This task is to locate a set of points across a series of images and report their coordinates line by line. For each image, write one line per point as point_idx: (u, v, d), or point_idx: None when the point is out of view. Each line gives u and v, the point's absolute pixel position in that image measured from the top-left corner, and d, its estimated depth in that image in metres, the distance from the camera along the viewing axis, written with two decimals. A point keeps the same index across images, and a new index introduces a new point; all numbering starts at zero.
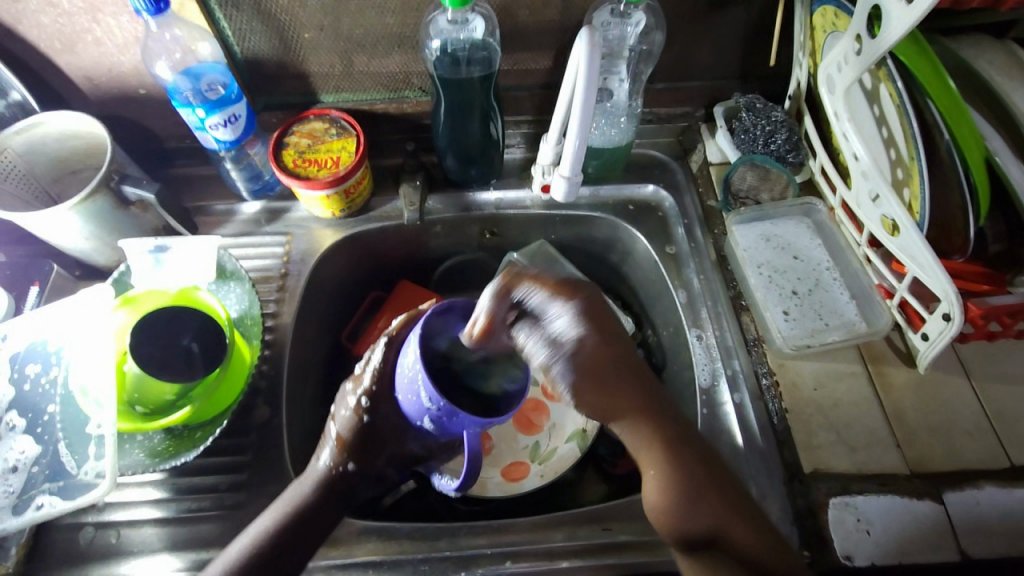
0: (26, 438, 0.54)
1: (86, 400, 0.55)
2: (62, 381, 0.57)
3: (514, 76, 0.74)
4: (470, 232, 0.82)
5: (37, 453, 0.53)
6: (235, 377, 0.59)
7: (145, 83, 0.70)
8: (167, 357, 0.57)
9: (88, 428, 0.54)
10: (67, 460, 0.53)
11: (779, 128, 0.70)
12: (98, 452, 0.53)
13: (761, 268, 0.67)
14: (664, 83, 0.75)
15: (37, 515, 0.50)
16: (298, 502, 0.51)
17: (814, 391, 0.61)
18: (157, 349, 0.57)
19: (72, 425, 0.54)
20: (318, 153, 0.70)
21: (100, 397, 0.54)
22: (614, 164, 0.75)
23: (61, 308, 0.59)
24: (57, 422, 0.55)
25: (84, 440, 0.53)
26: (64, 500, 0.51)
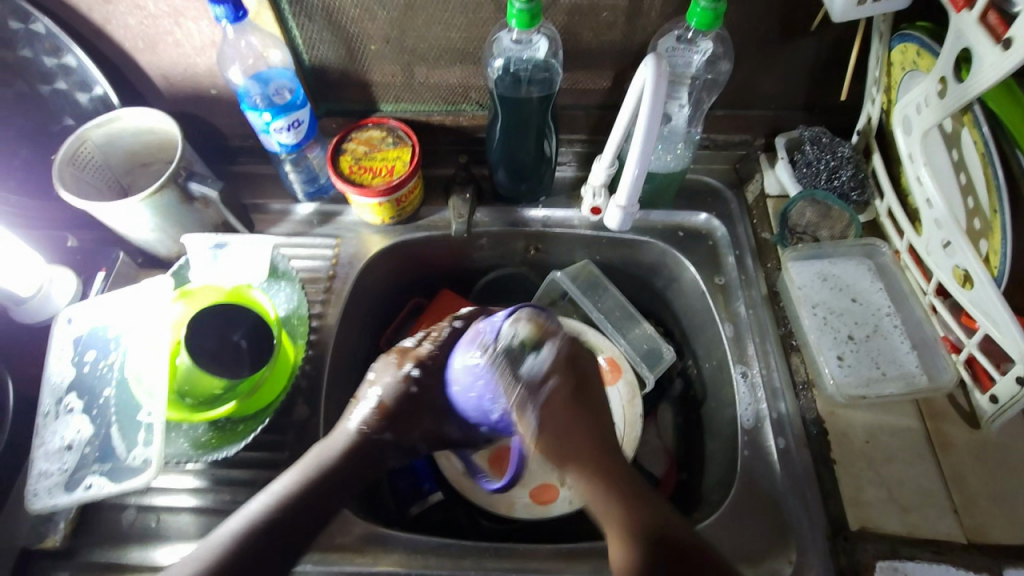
0: (82, 419, 0.56)
1: (139, 389, 0.57)
2: (118, 366, 0.59)
3: (572, 95, 0.74)
4: (515, 246, 0.81)
5: (90, 435, 0.56)
6: (278, 378, 0.60)
7: (216, 84, 0.73)
8: (221, 351, 0.61)
9: (139, 415, 0.56)
10: (117, 444, 0.55)
11: (845, 164, 0.67)
12: (145, 439, 0.54)
13: (818, 308, 0.64)
14: (725, 110, 0.73)
15: (86, 495, 0.52)
16: (324, 475, 0.49)
17: (866, 443, 0.58)
18: (211, 342, 0.61)
19: (124, 409, 0.57)
20: (374, 160, 0.71)
21: (153, 387, 0.56)
22: (666, 189, 0.73)
23: (125, 296, 0.62)
24: (111, 405, 0.57)
25: (134, 426, 0.55)
26: (111, 482, 0.53)
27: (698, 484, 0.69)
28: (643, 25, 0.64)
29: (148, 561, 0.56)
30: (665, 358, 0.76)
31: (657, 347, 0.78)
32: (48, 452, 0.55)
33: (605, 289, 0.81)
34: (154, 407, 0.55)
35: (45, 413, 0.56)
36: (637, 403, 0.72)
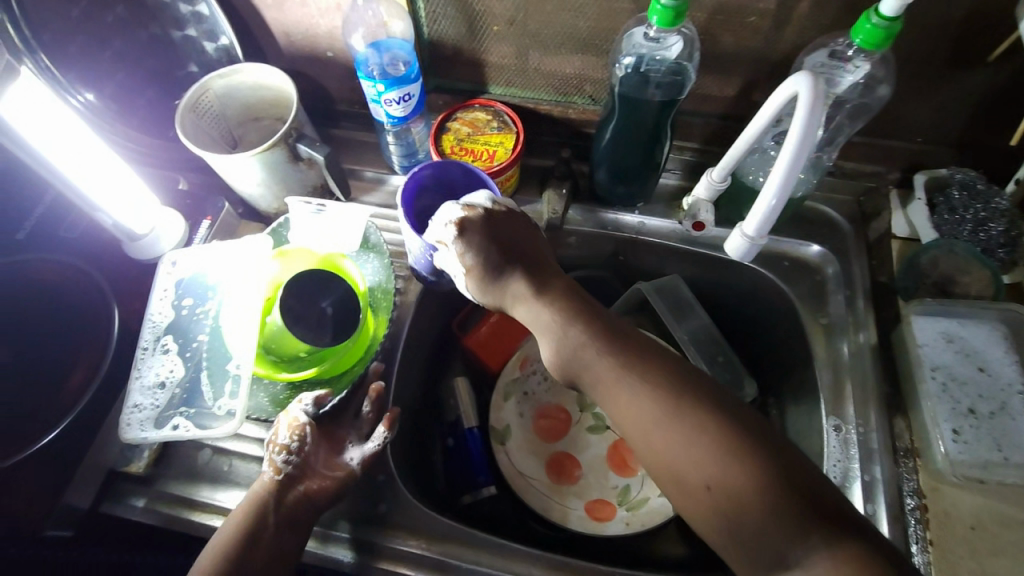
0: (176, 360, 0.59)
1: (232, 338, 0.59)
2: (214, 315, 0.62)
3: (693, 100, 0.69)
4: (603, 249, 0.78)
5: (182, 376, 0.58)
6: (357, 349, 0.60)
7: (334, 48, 0.73)
8: (307, 315, 0.61)
9: (229, 365, 0.58)
10: (205, 390, 0.57)
11: (996, 217, 0.60)
12: (234, 389, 0.57)
13: (940, 373, 0.57)
14: (862, 135, 0.67)
15: (173, 434, 0.54)
16: (242, 540, 0.48)
17: (971, 530, 0.52)
18: (300, 305, 0.61)
19: (215, 357, 0.59)
20: (476, 144, 0.70)
21: (244, 338, 0.58)
22: (780, 213, 0.68)
23: (226, 248, 0.65)
24: (203, 352, 0.60)
25: (223, 376, 0.58)
26: (196, 426, 0.55)
27: None
28: (792, 35, 0.59)
29: (216, 502, 0.59)
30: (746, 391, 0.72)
31: (738, 378, 0.74)
32: (143, 387, 0.57)
33: (691, 309, 0.77)
34: (243, 358, 0.57)
35: (143, 348, 0.59)
36: None
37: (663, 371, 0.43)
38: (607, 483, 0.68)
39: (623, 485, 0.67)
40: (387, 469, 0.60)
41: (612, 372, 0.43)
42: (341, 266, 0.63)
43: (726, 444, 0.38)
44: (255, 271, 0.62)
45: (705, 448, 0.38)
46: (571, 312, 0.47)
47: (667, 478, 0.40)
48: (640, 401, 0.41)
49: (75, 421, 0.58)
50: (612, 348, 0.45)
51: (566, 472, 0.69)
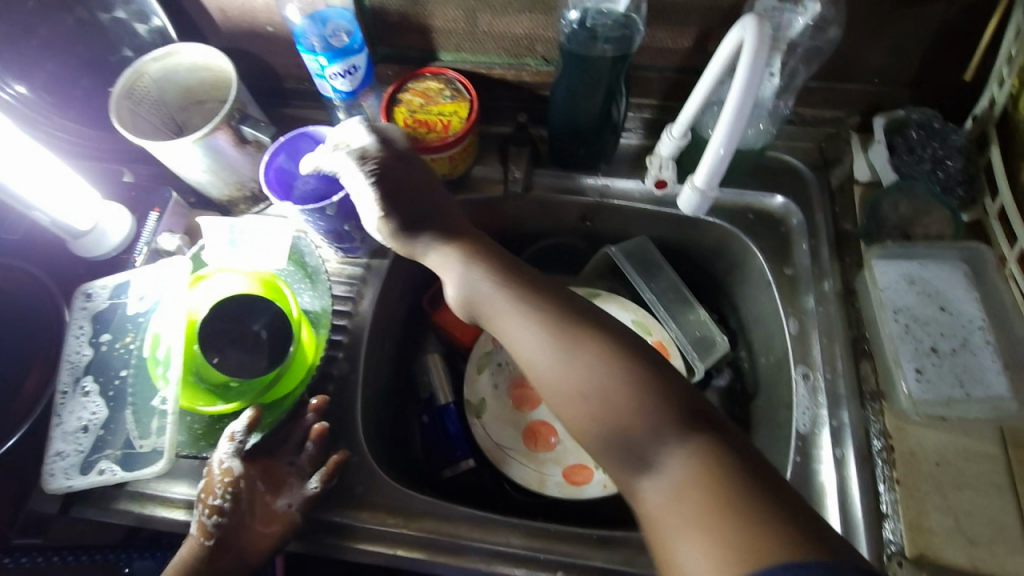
0: (99, 400, 0.54)
1: (156, 373, 0.54)
2: (137, 349, 0.57)
3: (647, 54, 0.67)
4: (569, 215, 0.77)
5: (106, 417, 0.54)
6: (293, 376, 0.57)
7: (273, 22, 0.69)
8: (240, 338, 0.59)
9: (155, 402, 0.53)
10: (132, 429, 0.53)
11: (953, 155, 0.61)
12: (161, 426, 0.52)
13: (903, 314, 0.57)
14: (819, 81, 0.66)
15: (102, 480, 0.51)
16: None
17: (936, 467, 0.53)
18: (227, 330, 0.59)
19: (140, 395, 0.54)
20: (430, 114, 0.68)
21: (169, 372, 0.54)
22: (741, 166, 0.67)
23: (141, 275, 0.59)
24: (127, 389, 0.55)
25: (149, 413, 0.53)
26: (126, 469, 0.51)
27: None
28: None
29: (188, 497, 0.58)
30: (717, 347, 0.72)
31: (709, 334, 0.74)
32: (65, 433, 0.53)
33: (660, 270, 0.76)
34: (168, 393, 0.53)
35: (62, 391, 0.54)
36: None
37: (551, 299, 0.47)
38: (582, 447, 0.67)
39: None
40: (360, 450, 0.60)
41: (507, 305, 0.48)
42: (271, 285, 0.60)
43: (604, 363, 0.43)
44: (173, 297, 0.57)
45: (568, 357, 0.44)
46: (474, 254, 0.52)
47: (550, 393, 0.45)
48: (526, 322, 0.46)
49: (34, 427, 0.57)
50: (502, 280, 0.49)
51: (542, 439, 0.68)
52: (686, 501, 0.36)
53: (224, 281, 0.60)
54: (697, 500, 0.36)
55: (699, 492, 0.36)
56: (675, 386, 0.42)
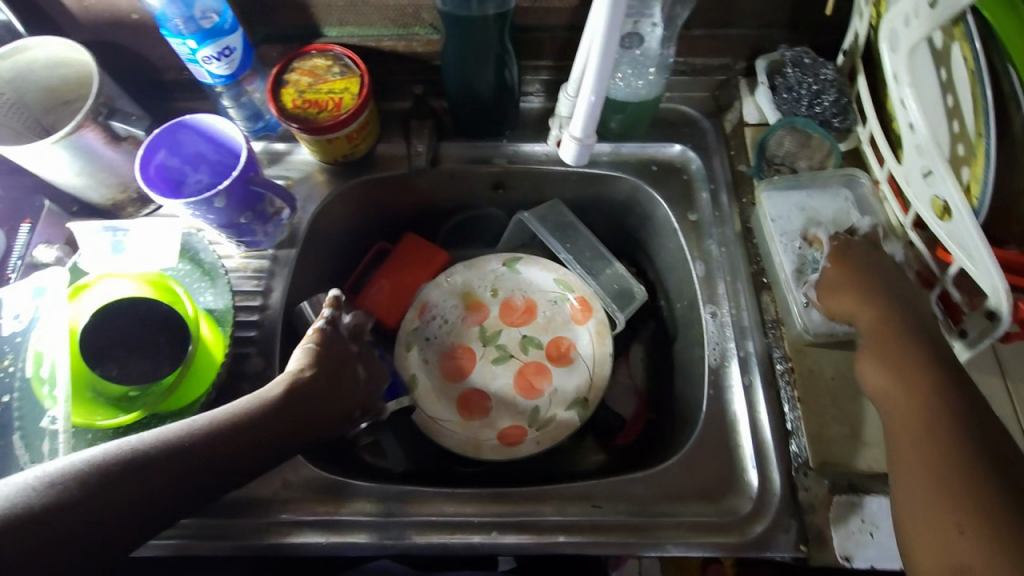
0: None
1: (42, 393, 0.51)
2: (18, 370, 0.53)
3: (534, 14, 0.67)
4: (481, 185, 0.76)
5: None
6: (198, 377, 0.55)
7: (136, 8, 0.65)
8: (139, 345, 0.57)
9: (43, 422, 0.50)
10: (19, 454, 0.49)
11: (827, 88, 0.63)
12: (53, 448, 0.49)
13: (790, 241, 0.62)
14: (702, 29, 0.67)
15: None
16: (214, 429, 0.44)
17: (832, 380, 0.57)
18: (124, 337, 0.57)
19: (26, 417, 0.51)
20: (319, 93, 0.64)
21: (57, 390, 0.51)
22: (639, 119, 0.68)
23: (10, 292, 0.55)
24: (11, 412, 0.51)
25: (38, 436, 0.50)
26: None
27: (667, 423, 0.68)
28: None
29: None
30: (636, 298, 0.74)
31: (628, 287, 0.75)
32: None
33: (576, 230, 0.77)
34: (58, 412, 0.50)
35: None
36: (608, 342, 0.69)
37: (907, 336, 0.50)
38: (516, 409, 0.68)
39: (532, 408, 0.68)
40: None
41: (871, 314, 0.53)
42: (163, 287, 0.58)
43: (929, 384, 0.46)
44: (51, 312, 0.54)
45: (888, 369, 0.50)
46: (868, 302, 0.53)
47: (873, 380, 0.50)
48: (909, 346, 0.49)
49: None
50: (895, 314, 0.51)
51: (475, 407, 0.68)
52: (951, 483, 0.40)
53: (110, 288, 0.57)
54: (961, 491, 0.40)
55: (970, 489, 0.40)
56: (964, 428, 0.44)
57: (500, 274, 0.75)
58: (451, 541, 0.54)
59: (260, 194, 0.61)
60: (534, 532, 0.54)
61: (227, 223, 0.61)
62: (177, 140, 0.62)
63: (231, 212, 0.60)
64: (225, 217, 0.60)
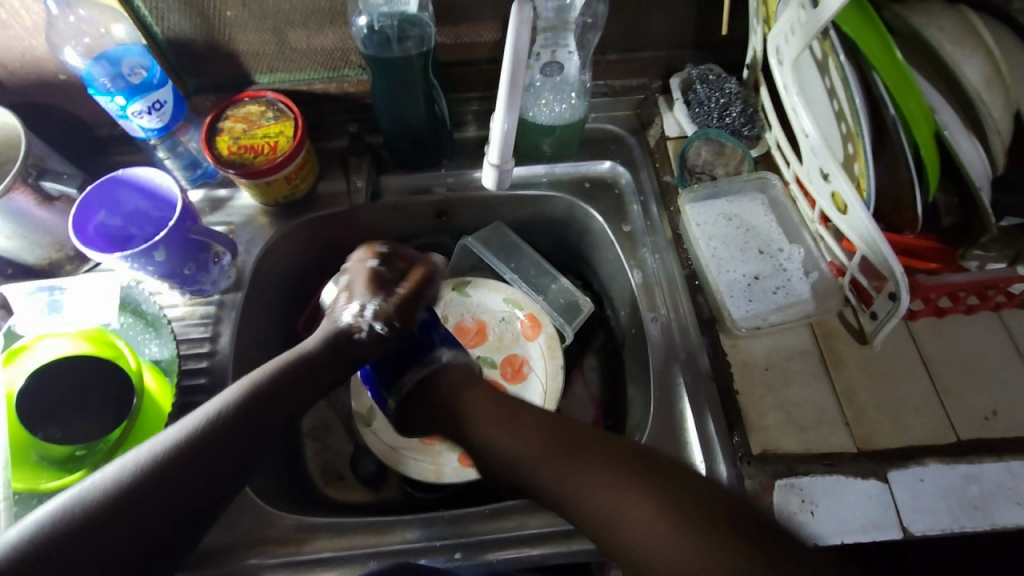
0: None
1: None
2: None
3: (457, 50, 0.71)
4: (424, 215, 0.78)
5: None
6: (145, 429, 0.55)
7: (64, 69, 0.65)
8: (81, 405, 0.56)
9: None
10: None
11: (733, 101, 0.69)
12: None
13: (714, 242, 0.66)
14: (616, 53, 0.72)
15: None
16: (229, 418, 0.47)
17: (766, 370, 0.60)
18: (67, 398, 0.57)
19: None
20: (255, 138, 0.66)
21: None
22: (569, 141, 0.72)
23: None
24: None
25: None
26: None
27: (623, 428, 0.70)
28: None
29: None
30: (583, 309, 0.76)
31: (575, 299, 0.78)
32: None
33: (520, 251, 0.80)
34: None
35: None
36: (558, 356, 0.71)
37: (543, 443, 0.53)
38: None
39: None
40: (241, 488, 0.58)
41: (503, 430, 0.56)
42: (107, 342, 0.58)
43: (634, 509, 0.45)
44: None
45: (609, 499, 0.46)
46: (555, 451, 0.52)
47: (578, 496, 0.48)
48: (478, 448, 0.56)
49: None
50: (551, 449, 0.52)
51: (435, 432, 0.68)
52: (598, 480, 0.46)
53: (50, 347, 0.57)
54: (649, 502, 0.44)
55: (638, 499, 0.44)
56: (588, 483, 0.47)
57: (452, 300, 0.76)
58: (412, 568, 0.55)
59: (201, 241, 0.62)
60: (497, 547, 0.55)
61: (170, 272, 0.61)
62: (114, 196, 0.62)
63: (170, 262, 0.60)
64: (166, 267, 0.60)
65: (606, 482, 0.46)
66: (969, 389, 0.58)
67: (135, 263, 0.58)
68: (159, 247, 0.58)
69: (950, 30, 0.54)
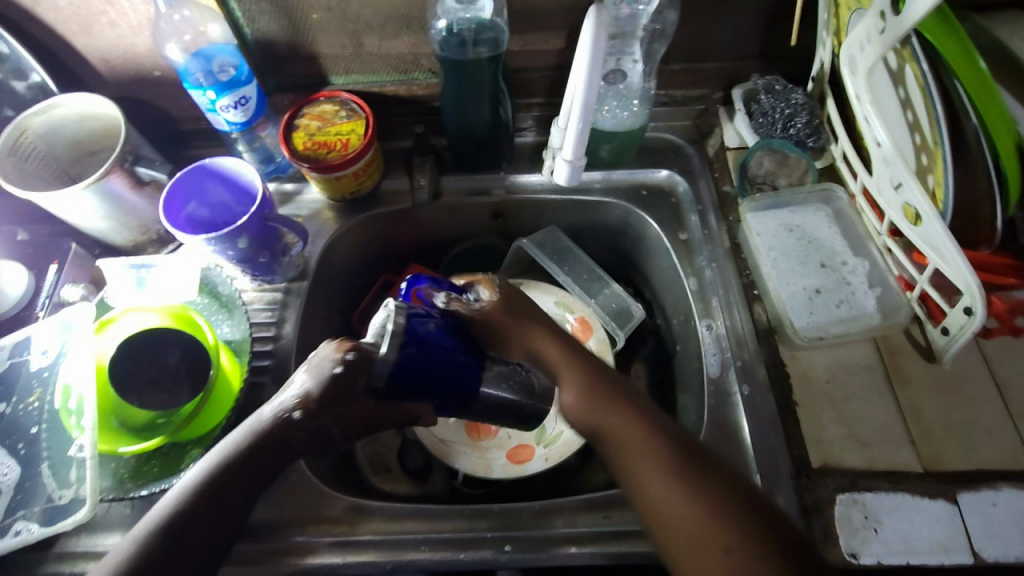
0: (7, 459, 0.53)
1: (71, 423, 0.54)
2: (49, 403, 0.55)
3: (524, 57, 0.73)
4: (480, 215, 0.80)
5: (19, 476, 0.52)
6: (219, 403, 0.58)
7: (160, 65, 0.70)
8: (160, 377, 0.60)
9: (71, 451, 0.53)
10: (48, 482, 0.52)
11: (799, 111, 0.68)
12: (81, 476, 0.52)
13: (776, 252, 0.65)
14: (679, 64, 0.73)
15: (15, 541, 0.49)
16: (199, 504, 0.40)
17: (826, 383, 0.59)
18: (148, 371, 0.61)
19: (55, 447, 0.53)
20: (328, 135, 0.69)
21: (84, 420, 0.53)
22: (627, 147, 0.73)
23: (44, 325, 0.59)
24: (42, 442, 0.54)
25: (66, 463, 0.52)
26: (43, 525, 0.51)
27: None
28: None
29: (117, 545, 0.56)
30: (635, 316, 0.76)
31: (627, 306, 0.78)
32: None
33: (572, 254, 0.81)
34: (84, 440, 0.53)
35: None
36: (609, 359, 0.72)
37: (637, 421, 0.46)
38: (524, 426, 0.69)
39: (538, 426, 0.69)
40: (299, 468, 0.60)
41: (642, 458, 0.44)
42: (187, 318, 0.61)
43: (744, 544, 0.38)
44: (77, 346, 0.57)
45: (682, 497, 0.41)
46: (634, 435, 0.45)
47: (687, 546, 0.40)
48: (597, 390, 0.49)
49: None
50: (630, 415, 0.47)
51: (485, 427, 0.70)
52: (726, 522, 0.39)
53: (134, 320, 0.61)
54: (698, 495, 0.41)
55: (748, 544, 0.38)
56: (733, 507, 0.40)
57: None
58: (463, 556, 0.55)
59: (277, 228, 0.65)
60: (546, 544, 0.55)
61: (248, 258, 0.65)
62: (204, 183, 0.67)
63: (247, 247, 0.63)
64: (243, 254, 0.64)
65: (706, 532, 0.40)
66: None
67: (215, 248, 0.62)
68: (240, 233, 0.61)
69: None
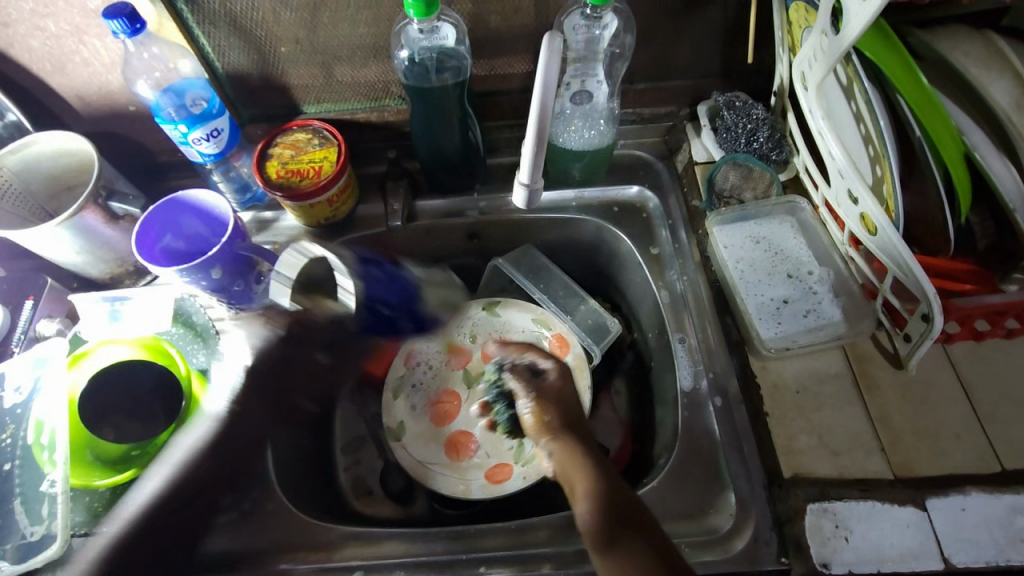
0: None
1: (43, 458, 0.54)
2: (21, 439, 0.55)
3: (491, 81, 0.75)
4: (456, 237, 0.81)
5: None
6: (192, 432, 0.60)
7: (134, 101, 0.72)
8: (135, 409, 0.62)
9: (42, 486, 0.53)
10: (20, 518, 0.52)
11: (760, 126, 0.70)
12: (52, 511, 0.52)
13: (743, 264, 0.66)
14: (644, 83, 0.75)
15: None
16: None
17: (797, 392, 0.59)
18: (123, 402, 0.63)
19: (26, 483, 0.53)
20: (301, 163, 0.70)
21: (55, 454, 0.53)
22: (597, 166, 0.74)
23: (16, 362, 0.59)
24: (14, 478, 0.54)
25: (38, 499, 0.52)
26: (14, 563, 0.50)
27: (650, 451, 0.69)
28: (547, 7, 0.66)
29: None
30: (611, 331, 0.76)
31: (602, 321, 0.78)
32: None
33: (547, 272, 0.81)
34: (56, 475, 0.53)
35: None
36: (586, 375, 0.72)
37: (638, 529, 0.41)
38: (502, 446, 0.69)
39: (517, 444, 0.69)
40: (276, 496, 0.60)
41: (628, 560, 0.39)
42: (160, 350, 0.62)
43: None
44: (49, 381, 0.57)
45: None
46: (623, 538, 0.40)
47: None
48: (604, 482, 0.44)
49: None
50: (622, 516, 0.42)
51: (463, 448, 0.70)
52: None
53: (108, 353, 0.61)
54: None
55: None
56: None
57: (480, 318, 0.78)
58: None
59: (250, 256, 0.66)
60: (523, 564, 0.55)
61: (223, 287, 0.66)
62: (177, 216, 0.68)
63: (223, 276, 0.64)
64: (219, 283, 0.65)
65: None
66: (1012, 418, 0.56)
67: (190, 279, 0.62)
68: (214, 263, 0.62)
69: (977, 54, 0.55)
